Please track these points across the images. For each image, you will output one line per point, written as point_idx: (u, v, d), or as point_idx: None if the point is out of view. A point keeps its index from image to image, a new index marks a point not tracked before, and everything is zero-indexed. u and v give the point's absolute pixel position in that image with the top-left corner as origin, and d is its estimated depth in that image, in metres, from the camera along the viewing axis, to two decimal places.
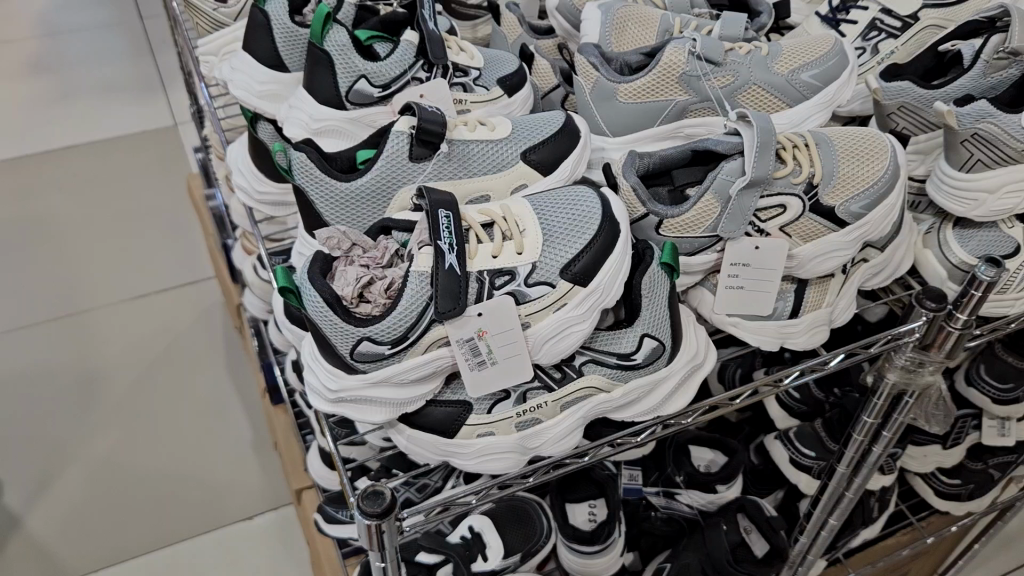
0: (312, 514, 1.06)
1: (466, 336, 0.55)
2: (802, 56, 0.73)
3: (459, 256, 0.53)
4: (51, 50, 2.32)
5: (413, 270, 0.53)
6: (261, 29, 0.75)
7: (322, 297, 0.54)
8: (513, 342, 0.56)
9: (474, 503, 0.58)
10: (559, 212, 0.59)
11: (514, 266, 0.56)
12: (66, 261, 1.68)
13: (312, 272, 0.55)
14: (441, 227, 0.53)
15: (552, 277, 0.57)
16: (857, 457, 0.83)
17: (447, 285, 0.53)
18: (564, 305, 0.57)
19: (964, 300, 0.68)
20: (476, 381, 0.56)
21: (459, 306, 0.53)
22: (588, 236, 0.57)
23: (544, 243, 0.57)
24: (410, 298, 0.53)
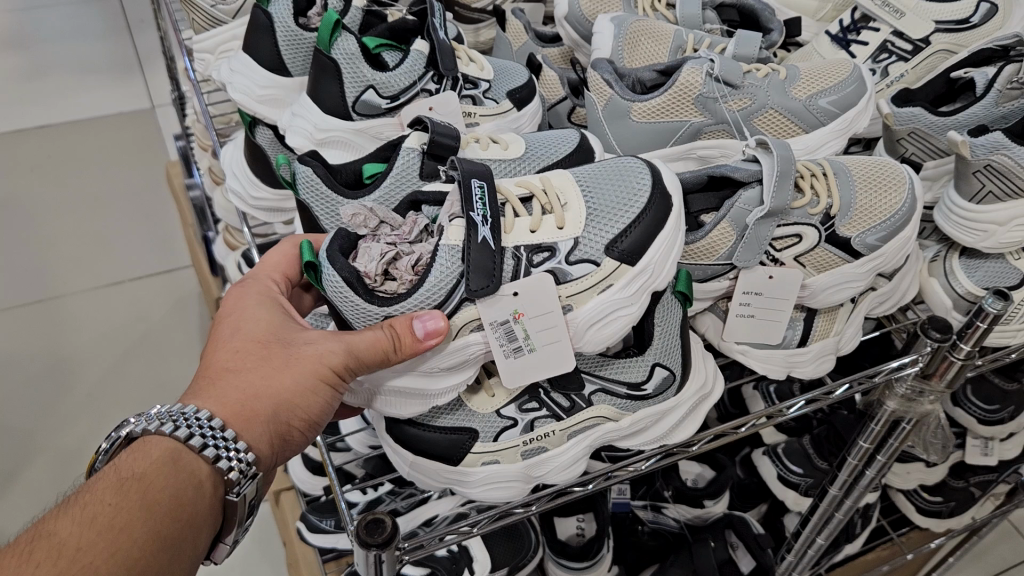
0: (293, 522, 1.03)
1: (501, 318, 0.52)
2: (820, 81, 0.72)
3: (493, 229, 0.51)
4: (24, 25, 2.25)
5: (444, 244, 0.51)
6: (264, 31, 0.73)
7: (340, 276, 0.50)
8: (551, 324, 0.54)
9: (475, 532, 0.57)
10: (603, 187, 0.56)
11: (553, 242, 0.53)
12: (36, 246, 1.63)
13: (330, 248, 0.51)
14: (474, 196, 0.51)
15: (596, 255, 0.54)
16: (850, 480, 0.79)
17: (481, 259, 0.51)
18: (609, 286, 0.55)
19: (967, 331, 0.64)
20: (513, 369, 0.54)
21: (493, 284, 0.51)
22: (635, 212, 0.55)
23: (587, 219, 0.55)
24: (439, 273, 0.50)
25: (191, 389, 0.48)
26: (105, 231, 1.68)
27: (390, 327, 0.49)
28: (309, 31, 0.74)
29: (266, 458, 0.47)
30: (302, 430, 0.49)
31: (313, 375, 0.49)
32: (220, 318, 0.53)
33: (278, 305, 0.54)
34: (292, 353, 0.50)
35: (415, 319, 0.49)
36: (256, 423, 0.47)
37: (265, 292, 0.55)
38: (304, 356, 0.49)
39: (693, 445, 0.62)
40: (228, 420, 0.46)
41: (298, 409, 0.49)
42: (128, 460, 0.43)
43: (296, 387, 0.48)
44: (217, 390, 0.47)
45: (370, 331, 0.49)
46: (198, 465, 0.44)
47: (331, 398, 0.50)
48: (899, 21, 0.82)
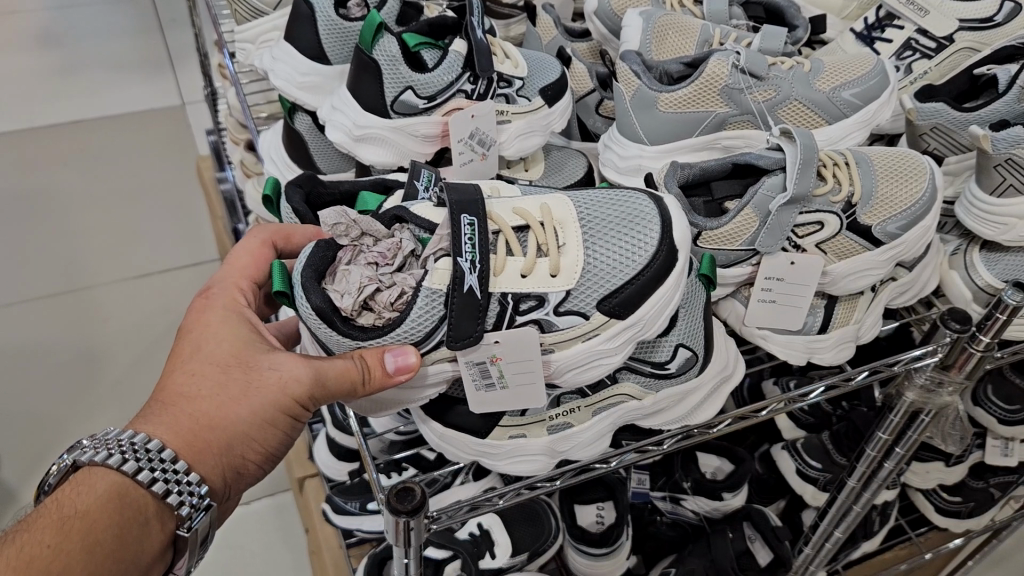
0: (318, 505, 1.06)
1: (478, 359, 0.53)
2: (844, 74, 0.74)
3: (481, 277, 0.50)
4: (62, 24, 2.30)
5: (425, 286, 0.51)
6: (306, 20, 0.76)
7: (313, 308, 0.50)
8: (528, 372, 0.55)
9: (500, 505, 0.59)
10: (607, 234, 0.56)
11: (544, 292, 0.53)
12: (70, 237, 1.67)
13: (305, 277, 0.51)
14: (464, 236, 0.50)
15: (587, 308, 0.54)
16: (867, 472, 0.80)
17: (467, 308, 0.51)
18: (597, 335, 0.55)
19: (988, 323, 0.65)
20: (483, 399, 0.56)
21: (476, 335, 0.51)
22: (636, 268, 0.54)
23: (582, 270, 0.54)
24: (419, 315, 0.51)
25: (142, 416, 0.49)
26: (138, 224, 1.71)
27: (362, 356, 0.50)
28: (349, 20, 0.76)
29: (220, 488, 0.49)
30: (262, 457, 0.51)
31: (274, 403, 0.50)
32: (186, 327, 0.54)
33: (247, 317, 0.55)
34: (255, 377, 0.51)
35: (387, 352, 0.50)
36: (210, 457, 0.48)
37: (232, 300, 0.56)
38: (268, 382, 0.50)
39: (714, 427, 0.63)
40: (180, 451, 0.47)
41: (257, 438, 0.50)
42: (72, 492, 0.44)
43: (256, 417, 0.50)
44: (169, 421, 0.48)
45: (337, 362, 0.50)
46: (144, 500, 0.46)
47: (293, 424, 0.51)
48: (922, 18, 0.84)
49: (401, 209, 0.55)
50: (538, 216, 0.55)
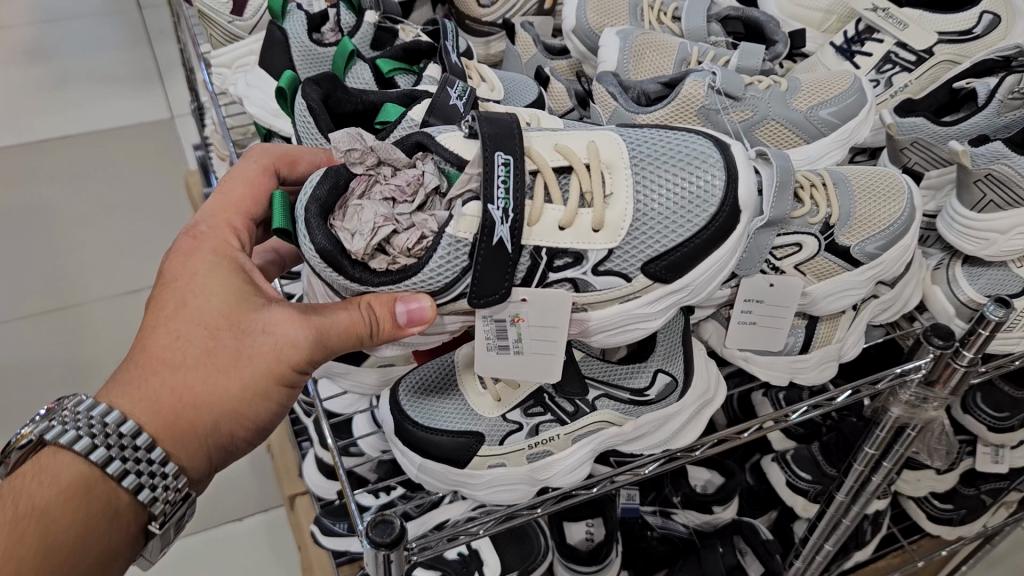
0: (308, 525, 1.05)
1: (501, 317, 0.53)
2: (821, 94, 0.75)
3: (512, 228, 0.49)
4: (49, 37, 2.29)
5: (448, 233, 0.49)
6: (279, 46, 0.76)
7: (317, 251, 0.49)
8: (548, 339, 0.54)
9: (482, 534, 0.58)
10: (665, 187, 0.53)
11: (583, 250, 0.52)
12: (58, 253, 1.67)
13: (310, 216, 0.49)
14: (496, 180, 0.48)
15: (629, 269, 0.53)
16: (856, 485, 0.79)
17: (493, 259, 0.49)
18: (635, 297, 0.55)
19: (970, 339, 0.64)
20: (492, 361, 0.55)
21: (503, 291, 0.51)
22: (688, 231, 0.53)
23: (629, 226, 0.53)
24: (441, 263, 0.49)
25: (123, 381, 0.47)
26: (125, 239, 1.70)
27: (370, 308, 0.49)
28: (321, 46, 0.77)
29: (202, 464, 0.49)
30: (250, 430, 0.50)
31: (266, 371, 0.49)
32: (173, 277, 0.52)
33: (240, 263, 0.53)
34: (247, 339, 0.49)
35: (397, 302, 0.49)
36: (191, 438, 0.47)
37: (223, 244, 0.54)
38: (262, 346, 0.49)
39: (696, 450, 0.62)
40: (159, 434, 0.46)
41: (249, 410, 0.49)
42: (31, 479, 0.43)
43: (248, 389, 0.49)
44: (150, 394, 0.47)
45: (344, 319, 0.49)
46: (113, 491, 0.45)
47: (287, 390, 0.51)
48: (902, 32, 0.84)
49: (423, 136, 0.52)
50: (584, 158, 0.53)
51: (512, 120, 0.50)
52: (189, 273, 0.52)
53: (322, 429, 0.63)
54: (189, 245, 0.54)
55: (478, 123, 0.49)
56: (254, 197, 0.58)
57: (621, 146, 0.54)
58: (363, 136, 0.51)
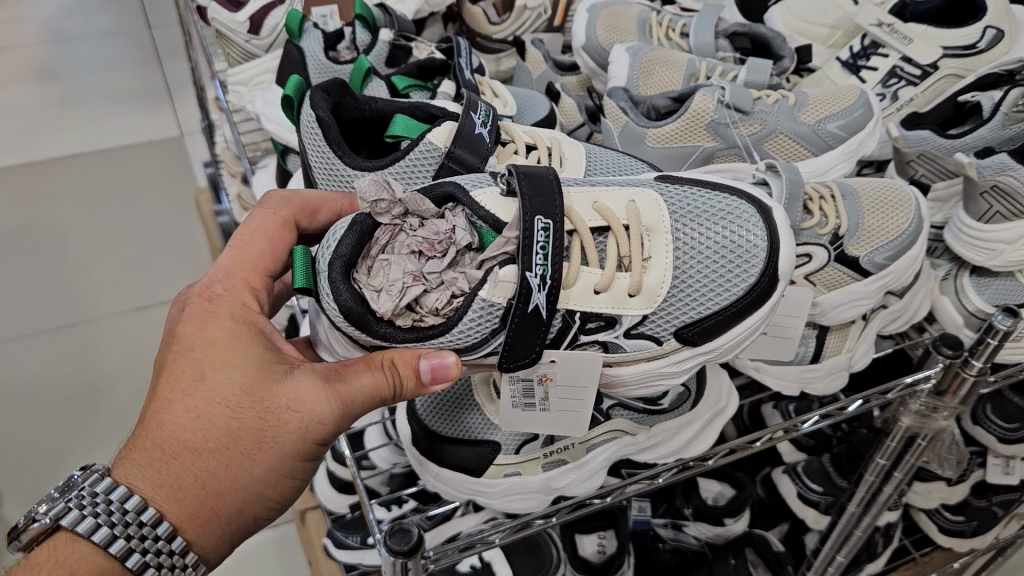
0: (320, 539, 1.05)
1: (528, 377, 0.55)
2: (827, 107, 0.77)
3: (548, 295, 0.50)
4: (61, 54, 2.30)
5: (480, 296, 0.50)
6: (295, 62, 0.80)
7: (342, 315, 0.49)
8: (575, 397, 0.56)
9: (497, 542, 0.59)
10: (707, 255, 0.54)
11: (617, 315, 0.54)
12: (71, 268, 1.68)
13: (336, 278, 0.48)
14: (536, 250, 0.48)
15: (663, 334, 0.55)
16: (868, 496, 0.77)
17: (527, 325, 0.50)
18: (667, 358, 0.56)
19: (979, 348, 0.64)
20: (518, 416, 0.59)
21: (532, 356, 0.52)
22: (725, 301, 0.54)
23: (666, 293, 0.54)
24: (472, 323, 0.50)
25: (136, 463, 0.47)
26: (137, 255, 1.72)
27: (394, 369, 0.49)
28: (338, 63, 0.80)
29: (223, 546, 0.50)
30: (269, 507, 0.51)
31: (289, 449, 0.49)
32: (193, 347, 0.51)
33: (261, 329, 0.53)
34: (272, 414, 0.49)
35: (423, 358, 0.49)
36: (213, 522, 0.48)
37: (242, 306, 0.53)
38: (287, 422, 0.49)
39: (708, 458, 0.63)
40: (182, 522, 0.47)
41: (271, 490, 0.50)
42: (50, 571, 0.44)
43: (272, 470, 0.49)
44: (171, 480, 0.47)
45: (372, 386, 0.49)
46: None
47: (310, 463, 0.51)
48: (907, 46, 0.85)
49: (457, 188, 0.53)
50: (624, 220, 0.54)
51: (547, 177, 0.51)
52: (206, 342, 0.51)
53: (342, 445, 0.66)
54: (204, 309, 0.53)
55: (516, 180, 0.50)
56: (268, 251, 0.57)
57: (664, 209, 0.55)
58: (394, 187, 0.51)
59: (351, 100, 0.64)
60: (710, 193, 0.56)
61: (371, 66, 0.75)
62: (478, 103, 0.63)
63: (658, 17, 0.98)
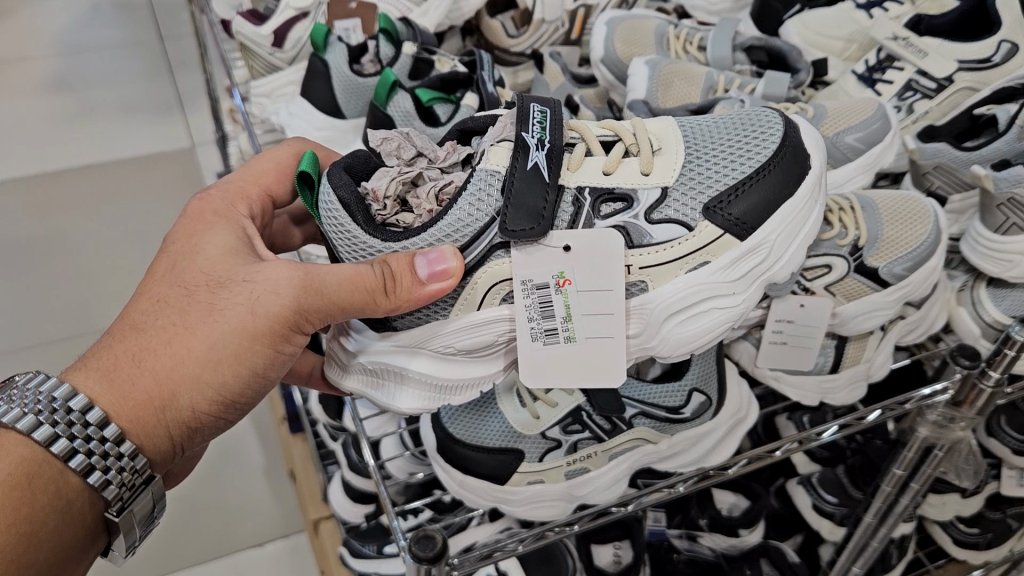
0: (334, 550, 1.00)
1: (543, 283, 0.54)
2: (846, 120, 0.80)
3: (546, 156, 0.53)
4: (71, 58, 2.29)
5: (483, 166, 0.53)
6: (320, 78, 0.85)
7: (337, 198, 0.53)
8: (595, 304, 0.55)
9: (519, 549, 0.59)
10: (721, 141, 0.57)
11: (631, 192, 0.56)
12: (78, 275, 1.66)
13: (334, 170, 0.54)
14: (533, 119, 0.54)
15: (692, 219, 0.56)
16: (884, 508, 0.77)
17: (528, 184, 0.53)
18: (705, 263, 0.56)
19: (996, 358, 0.63)
20: (541, 358, 0.56)
21: (540, 226, 0.53)
22: (751, 171, 0.55)
23: (682, 173, 0.56)
24: (473, 197, 0.53)
25: (89, 355, 0.50)
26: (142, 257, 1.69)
27: (386, 264, 0.51)
28: (361, 77, 0.84)
29: (163, 440, 0.50)
30: (216, 402, 0.52)
31: (243, 330, 0.51)
32: (175, 243, 0.55)
33: (241, 233, 0.56)
34: (231, 296, 0.52)
35: (418, 256, 0.51)
36: (157, 401, 0.49)
37: (229, 214, 0.58)
38: (242, 302, 0.51)
39: (728, 467, 0.64)
40: (124, 393, 0.48)
41: (214, 377, 0.51)
42: None
43: (222, 352, 0.51)
44: (119, 352, 0.50)
45: (336, 269, 0.51)
46: (68, 477, 0.46)
47: (267, 358, 0.52)
48: (921, 60, 0.86)
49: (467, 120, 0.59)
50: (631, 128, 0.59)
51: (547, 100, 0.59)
52: (182, 239, 0.55)
53: (365, 452, 0.66)
54: (195, 209, 0.58)
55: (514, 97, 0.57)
56: (278, 175, 0.63)
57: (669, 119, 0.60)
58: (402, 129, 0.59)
59: None
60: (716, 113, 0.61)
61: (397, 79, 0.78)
62: None
63: (676, 31, 0.99)
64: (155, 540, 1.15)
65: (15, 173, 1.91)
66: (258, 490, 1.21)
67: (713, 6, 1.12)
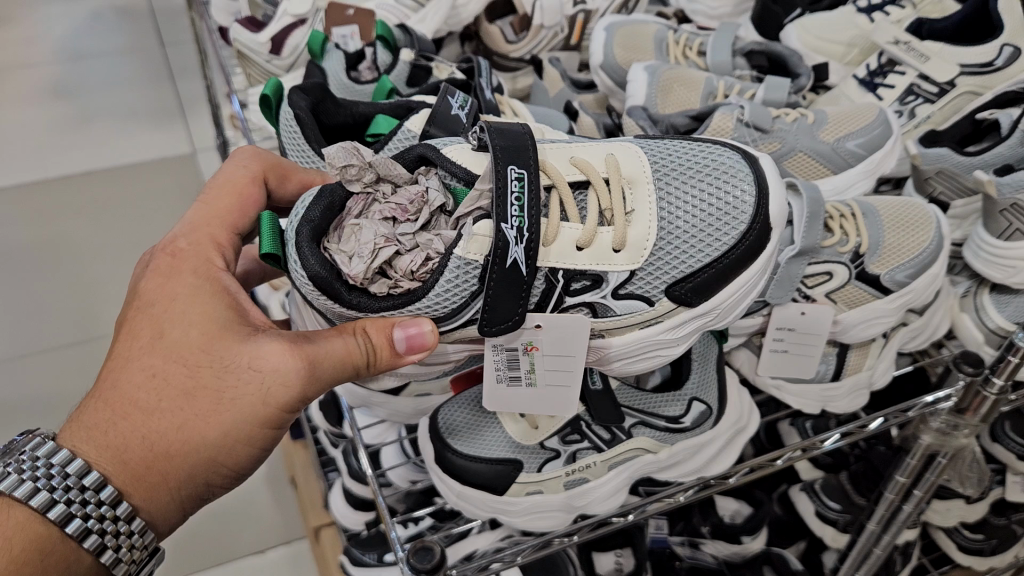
0: (335, 557, 0.99)
1: (512, 347, 0.55)
2: (847, 126, 0.80)
3: (526, 250, 0.51)
4: (71, 64, 2.29)
5: (458, 255, 0.51)
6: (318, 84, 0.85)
7: (310, 279, 0.50)
8: (560, 365, 0.56)
9: (519, 561, 0.58)
10: (691, 206, 0.55)
11: (603, 273, 0.54)
12: (76, 281, 1.65)
13: (303, 245, 0.50)
14: (511, 197, 0.50)
15: (653, 293, 0.56)
16: (887, 516, 0.75)
17: (506, 282, 0.51)
18: (658, 322, 0.57)
19: (1001, 365, 0.61)
20: (503, 394, 0.58)
21: (516, 318, 0.53)
22: (719, 246, 0.55)
23: (651, 247, 0.55)
24: (449, 281, 0.51)
25: (89, 434, 0.48)
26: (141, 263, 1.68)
27: (368, 337, 0.50)
28: (359, 83, 0.84)
29: (174, 514, 0.50)
30: (228, 476, 0.52)
31: (250, 413, 0.50)
32: (158, 305, 0.53)
33: (227, 290, 0.54)
34: (232, 378, 0.50)
35: (397, 328, 0.50)
36: (165, 488, 0.49)
37: (209, 265, 0.56)
38: (246, 383, 0.50)
39: (730, 476, 0.63)
40: (127, 482, 0.48)
41: (227, 457, 0.50)
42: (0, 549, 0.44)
43: (229, 434, 0.50)
44: (118, 440, 0.48)
45: (338, 349, 0.50)
46: (78, 554, 0.47)
47: (271, 432, 0.52)
48: (923, 65, 0.86)
49: (428, 148, 0.54)
50: (603, 172, 0.55)
51: (523, 133, 0.53)
52: (167, 302, 0.53)
53: (363, 461, 0.65)
54: (175, 265, 0.56)
55: (491, 136, 0.52)
56: (240, 210, 0.62)
57: (643, 158, 0.56)
58: (356, 150, 0.52)
59: (333, 104, 0.68)
60: (686, 147, 0.57)
61: (394, 86, 0.80)
62: (456, 90, 0.67)
63: (676, 36, 0.99)
64: None
65: (18, 178, 1.91)
66: (258, 497, 1.20)
67: (715, 11, 1.11)
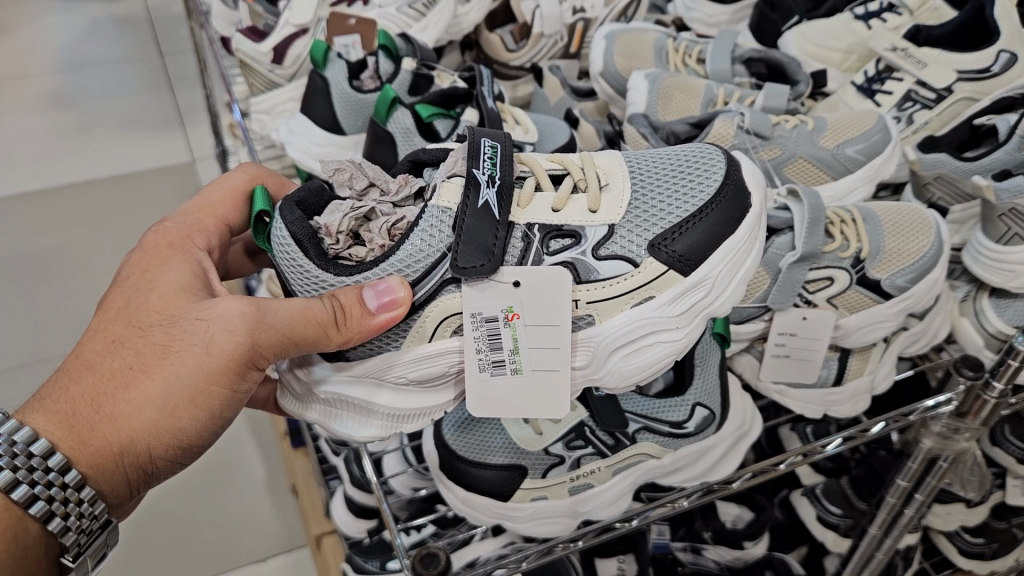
0: (336, 564, 0.99)
1: (491, 317, 0.54)
2: (845, 133, 0.80)
3: (497, 192, 0.53)
4: (71, 74, 2.29)
5: (435, 203, 0.53)
6: (322, 94, 0.87)
7: (290, 233, 0.53)
8: (544, 335, 0.54)
9: (524, 566, 0.58)
10: (663, 178, 0.57)
11: (580, 229, 0.55)
12: (77, 289, 1.65)
13: (285, 206, 0.54)
14: (483, 155, 0.54)
15: (638, 254, 0.55)
16: (889, 519, 0.75)
17: (480, 220, 0.52)
18: (649, 298, 0.55)
19: (1001, 368, 0.62)
20: (484, 386, 0.55)
21: (489, 263, 0.52)
22: (697, 203, 0.55)
23: (626, 210, 0.56)
24: (423, 232, 0.53)
25: (43, 397, 0.48)
26: None
27: (336, 299, 0.51)
28: (360, 92, 0.86)
29: (120, 480, 0.50)
30: (173, 446, 0.51)
31: (198, 371, 0.50)
32: (128, 277, 0.55)
33: (197, 265, 0.56)
34: (185, 335, 0.51)
35: (367, 289, 0.51)
36: (108, 447, 0.48)
37: (186, 245, 0.58)
38: (198, 340, 0.50)
39: (733, 481, 0.63)
40: (70, 437, 0.47)
41: (172, 420, 0.50)
42: None
43: (176, 392, 0.50)
44: (68, 397, 0.48)
45: (293, 304, 0.51)
46: (20, 518, 0.46)
47: (223, 395, 0.51)
48: (921, 70, 0.87)
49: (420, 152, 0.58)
50: (580, 165, 0.58)
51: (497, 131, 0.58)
52: (141, 274, 0.55)
53: (367, 468, 0.65)
54: (152, 244, 0.58)
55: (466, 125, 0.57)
56: (232, 203, 0.63)
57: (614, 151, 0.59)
58: (354, 160, 0.57)
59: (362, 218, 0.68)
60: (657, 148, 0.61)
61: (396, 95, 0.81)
62: None
63: (675, 43, 0.99)
64: (155, 556, 1.13)
65: (19, 186, 1.91)
66: (258, 505, 1.20)
67: (712, 19, 1.12)
